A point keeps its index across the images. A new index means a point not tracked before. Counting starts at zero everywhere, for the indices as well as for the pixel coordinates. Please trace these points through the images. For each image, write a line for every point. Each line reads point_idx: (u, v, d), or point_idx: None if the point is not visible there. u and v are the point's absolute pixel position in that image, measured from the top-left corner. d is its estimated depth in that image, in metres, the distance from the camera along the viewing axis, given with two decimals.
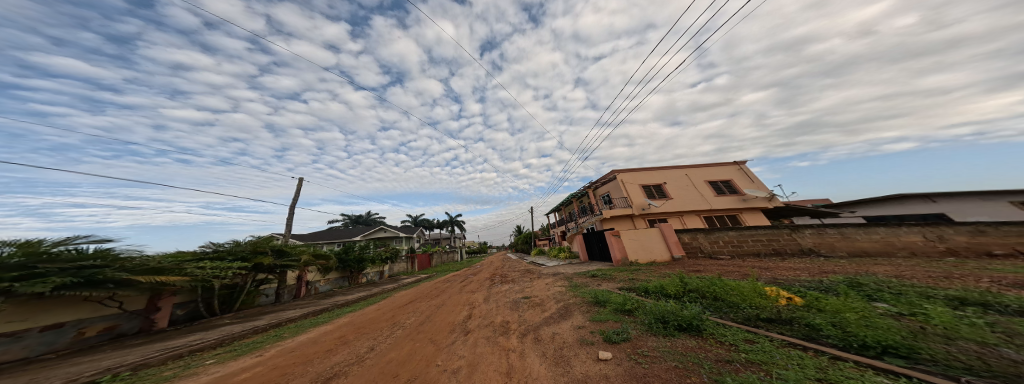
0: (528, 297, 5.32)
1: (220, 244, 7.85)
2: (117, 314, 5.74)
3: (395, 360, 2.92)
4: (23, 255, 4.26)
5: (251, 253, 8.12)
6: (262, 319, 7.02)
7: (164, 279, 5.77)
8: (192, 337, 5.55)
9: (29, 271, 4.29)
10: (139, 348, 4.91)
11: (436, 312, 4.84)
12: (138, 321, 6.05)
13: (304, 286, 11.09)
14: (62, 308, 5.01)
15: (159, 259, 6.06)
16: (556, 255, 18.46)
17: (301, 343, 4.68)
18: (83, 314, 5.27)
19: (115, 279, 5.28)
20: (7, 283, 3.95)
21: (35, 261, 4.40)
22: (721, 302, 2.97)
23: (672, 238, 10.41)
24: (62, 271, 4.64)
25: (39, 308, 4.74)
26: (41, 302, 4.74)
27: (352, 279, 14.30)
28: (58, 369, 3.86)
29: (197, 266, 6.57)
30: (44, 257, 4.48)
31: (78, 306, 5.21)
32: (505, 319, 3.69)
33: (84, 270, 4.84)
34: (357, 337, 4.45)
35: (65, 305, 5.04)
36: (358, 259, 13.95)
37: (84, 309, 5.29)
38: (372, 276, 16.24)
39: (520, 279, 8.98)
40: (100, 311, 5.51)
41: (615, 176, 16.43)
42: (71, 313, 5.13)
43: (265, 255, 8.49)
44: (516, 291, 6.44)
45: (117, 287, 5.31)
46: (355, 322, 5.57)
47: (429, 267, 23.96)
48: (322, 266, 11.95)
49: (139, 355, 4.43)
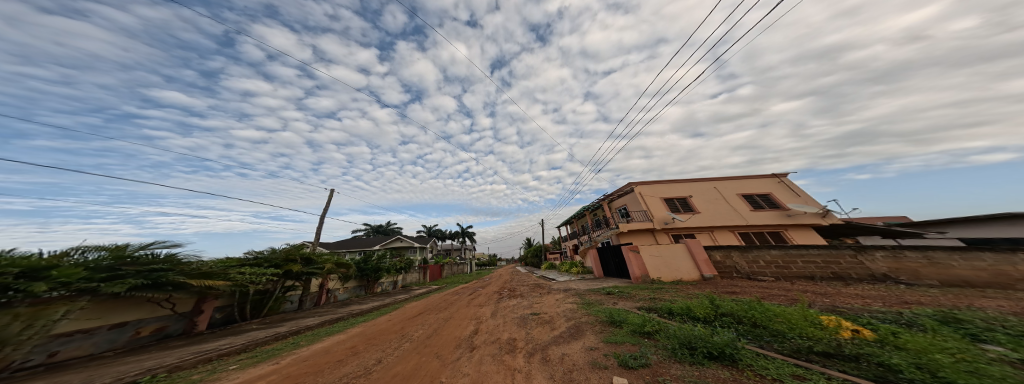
0: (537, 312, 5.13)
1: (260, 252, 8.72)
2: (169, 315, 6.48)
3: (400, 374, 2.86)
4: (109, 261, 5.05)
5: (284, 260, 8.86)
6: (284, 326, 7.38)
7: (211, 283, 6.41)
8: (222, 341, 5.97)
9: (113, 273, 5.07)
10: (178, 350, 5.37)
11: (446, 323, 4.87)
12: (182, 323, 6.75)
13: (324, 294, 11.67)
14: (130, 309, 5.79)
15: (210, 265, 6.73)
16: (568, 270, 17.49)
17: (313, 352, 4.79)
18: (143, 313, 6.03)
19: (174, 282, 5.97)
20: (92, 283, 4.67)
21: (120, 264, 5.22)
22: (763, 329, 2.52)
23: (701, 256, 9.35)
24: (138, 273, 5.40)
25: (112, 308, 5.49)
26: (113, 303, 5.50)
27: (368, 288, 14.73)
28: (110, 367, 4.30)
29: (239, 271, 7.23)
30: (124, 262, 5.25)
31: (142, 307, 5.99)
32: (512, 335, 3.48)
33: (154, 273, 5.59)
34: (367, 348, 4.46)
35: (130, 306, 5.80)
36: (375, 268, 14.42)
37: (144, 309, 6.03)
38: (386, 285, 16.64)
39: (529, 294, 8.59)
40: (156, 312, 6.26)
41: (633, 189, 15.68)
42: (135, 312, 5.87)
43: (297, 260, 9.27)
44: (524, 306, 6.20)
45: (173, 291, 5.99)
46: (365, 333, 5.62)
47: (440, 279, 23.96)
48: (343, 274, 12.55)
49: (176, 357, 4.84)
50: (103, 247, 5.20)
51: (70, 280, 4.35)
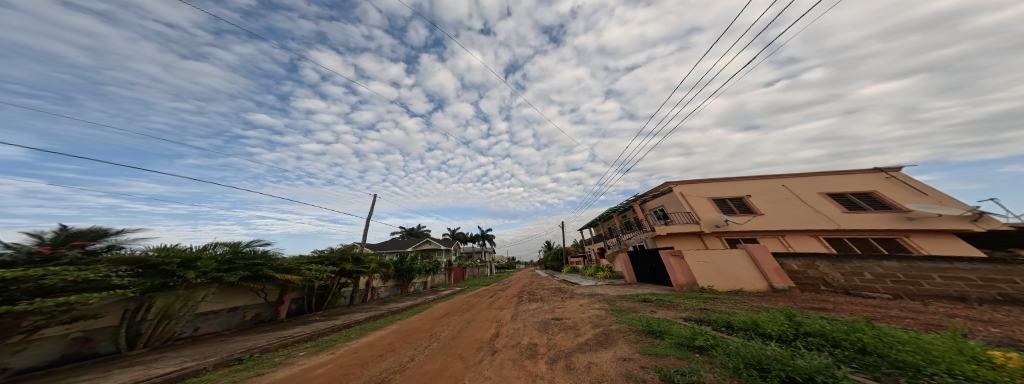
0: (559, 317, 4.77)
1: (323, 251, 10.28)
2: (263, 303, 8.01)
3: (428, 374, 2.91)
4: (228, 256, 6.53)
5: (340, 258, 10.27)
6: (339, 319, 8.38)
7: (290, 277, 7.74)
8: (296, 329, 7.08)
9: (231, 265, 6.49)
10: (268, 334, 6.58)
11: (469, 325, 4.87)
12: (271, 310, 8.27)
13: (369, 291, 12.97)
14: (241, 296, 7.35)
15: (290, 262, 8.15)
16: (594, 274, 16.15)
17: (361, 345, 5.31)
18: (249, 300, 7.59)
19: (267, 275, 7.38)
20: (220, 273, 6.06)
21: (236, 257, 6.73)
22: (881, 360, 1.84)
23: (769, 264, 7.59)
24: (247, 266, 6.87)
25: (229, 295, 7.04)
26: (230, 291, 7.05)
27: (404, 288, 15.89)
28: (226, 344, 5.45)
29: (308, 268, 8.57)
30: (238, 256, 6.74)
31: (248, 295, 7.53)
32: (533, 340, 3.29)
33: (256, 266, 7.02)
34: (401, 346, 4.72)
35: (240, 293, 7.35)
36: (408, 269, 15.55)
37: (249, 297, 7.58)
38: (418, 286, 17.70)
39: (552, 298, 8.10)
40: (257, 300, 7.80)
41: (671, 188, 13.88)
42: (243, 299, 7.43)
43: (350, 260, 10.65)
44: (546, 310, 5.83)
45: (266, 281, 7.44)
46: (401, 330, 6.00)
47: (464, 281, 24.57)
48: (384, 274, 13.81)
49: (266, 340, 5.88)
50: (227, 244, 6.80)
51: (207, 269, 5.72)
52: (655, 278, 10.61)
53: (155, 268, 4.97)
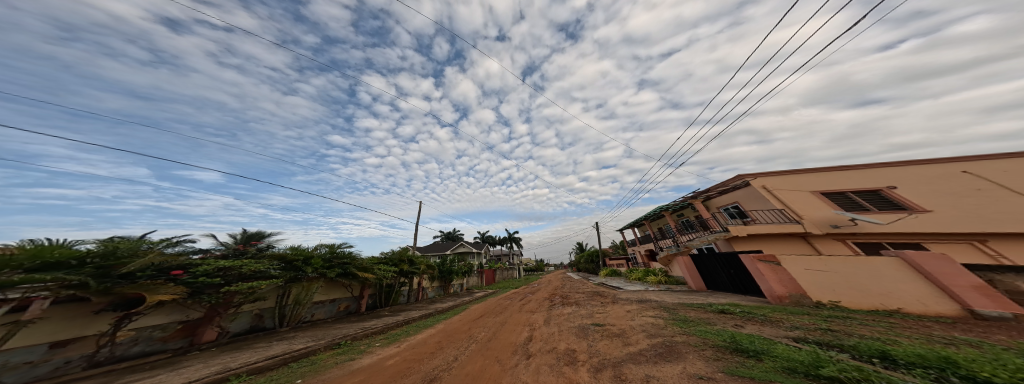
0: (598, 323, 4.20)
1: (386, 253, 11.86)
2: (351, 296, 9.76)
3: (469, 375, 2.91)
4: (329, 256, 8.00)
5: (399, 259, 11.72)
6: (400, 315, 9.50)
7: (368, 274, 9.06)
8: (375, 322, 8.24)
9: (332, 262, 8.12)
10: (355, 324, 7.91)
11: (504, 329, 4.70)
12: (357, 302, 9.99)
13: (420, 291, 14.31)
14: (337, 290, 9.15)
15: (367, 262, 9.60)
16: (640, 278, 14.36)
17: (417, 341, 5.84)
18: (342, 293, 9.37)
19: (352, 272, 8.82)
20: (325, 270, 7.67)
21: (335, 255, 8.30)
22: None
23: (951, 277, 5.19)
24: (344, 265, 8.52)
25: (332, 288, 8.95)
26: (332, 284, 8.96)
27: (446, 288, 17.01)
28: (331, 329, 6.91)
29: (379, 268, 9.85)
30: (334, 255, 8.16)
31: (342, 289, 9.34)
32: (571, 346, 2.98)
33: (347, 264, 8.42)
34: (445, 346, 4.95)
35: (336, 287, 9.14)
36: (449, 270, 16.64)
37: (342, 291, 9.36)
38: (456, 287, 18.73)
39: (593, 304, 7.29)
40: (348, 293, 9.61)
41: (750, 181, 11.21)
42: (338, 292, 9.21)
43: (406, 261, 12.05)
44: (584, 315, 5.26)
45: (352, 278, 8.96)
46: (446, 330, 6.31)
47: (496, 284, 24.93)
48: (430, 275, 15.06)
49: (354, 329, 7.10)
50: (327, 245, 8.58)
51: (318, 266, 7.39)
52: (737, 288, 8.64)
53: (289, 264, 6.76)
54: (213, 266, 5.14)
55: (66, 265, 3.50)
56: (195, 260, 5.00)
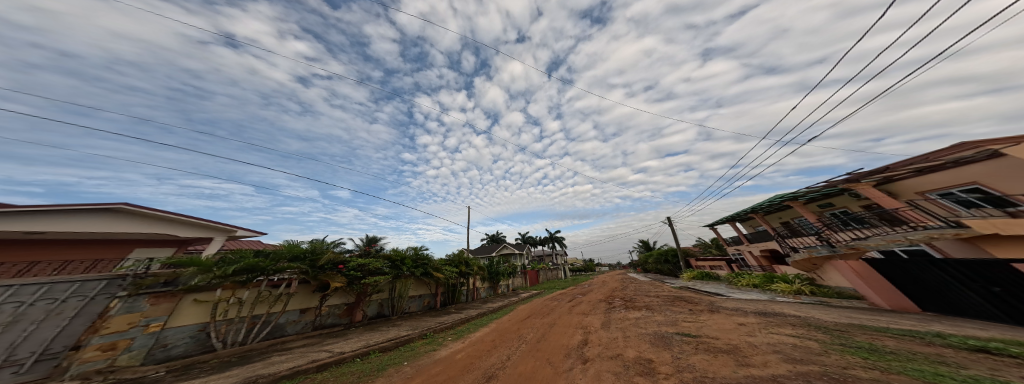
0: (685, 335, 4.06)
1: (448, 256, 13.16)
2: (429, 293, 11.80)
3: (523, 375, 3.09)
4: (415, 257, 10.22)
5: (458, 260, 12.88)
6: (462, 313, 10.45)
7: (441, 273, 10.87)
8: (453, 316, 10.10)
9: (420, 264, 10.27)
10: (436, 319, 9.82)
11: (563, 327, 4.92)
12: (435, 298, 12.03)
13: (475, 291, 14.75)
14: (422, 287, 11.46)
15: (439, 264, 11.47)
16: (754, 284, 13.00)
17: (477, 339, 6.78)
18: (426, 289, 11.64)
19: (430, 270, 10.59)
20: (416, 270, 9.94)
21: (422, 258, 10.50)
22: None
23: None
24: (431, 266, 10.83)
25: (422, 286, 11.46)
26: (422, 282, 11.42)
27: (494, 288, 17.26)
28: (424, 322, 9.24)
29: (447, 269, 11.53)
30: (420, 256, 10.31)
31: (427, 286, 11.69)
32: (641, 355, 3.00)
33: (428, 267, 10.47)
34: (499, 345, 5.31)
35: (422, 285, 11.49)
36: (497, 271, 16.67)
37: (427, 288, 11.69)
38: (504, 288, 19.02)
39: (660, 311, 7.00)
40: (430, 290, 11.83)
41: (997, 147, 6.28)
42: (424, 289, 11.52)
43: (465, 263, 13.21)
44: (662, 322, 5.15)
45: (429, 277, 10.86)
46: (498, 328, 6.86)
47: (540, 284, 25.29)
48: (482, 275, 15.33)
49: (438, 322, 9.20)
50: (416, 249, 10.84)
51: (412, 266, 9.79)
52: (941, 303, 6.32)
53: (394, 264, 9.26)
54: (358, 262, 7.72)
55: (300, 259, 6.46)
56: (346, 258, 7.53)
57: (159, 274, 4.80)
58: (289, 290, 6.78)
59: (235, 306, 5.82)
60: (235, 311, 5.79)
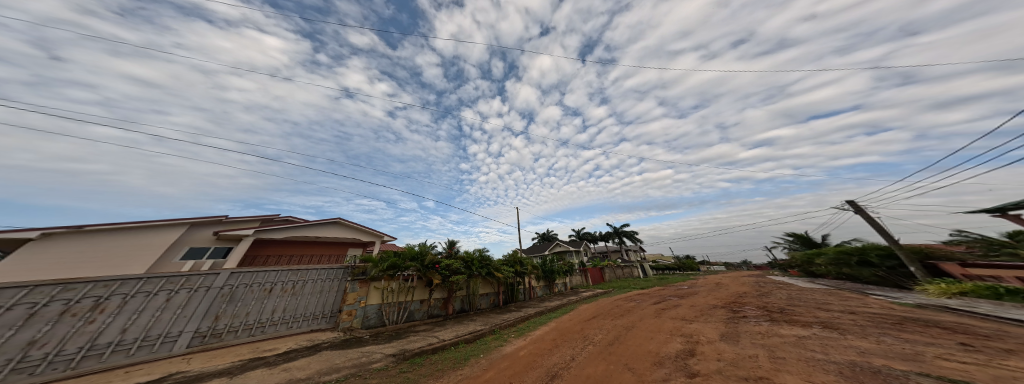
0: (959, 381, 1.69)
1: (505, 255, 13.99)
2: (493, 290, 12.59)
3: (594, 377, 2.91)
4: (480, 257, 11.33)
5: (513, 260, 13.52)
6: (522, 312, 10.81)
7: (500, 272, 11.65)
8: (527, 311, 10.85)
9: (486, 265, 11.38)
10: (503, 315, 10.57)
11: (653, 330, 4.43)
12: (498, 296, 12.73)
13: (532, 289, 14.95)
14: (488, 285, 12.40)
15: (500, 264, 12.36)
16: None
17: (539, 336, 6.90)
18: (490, 288, 12.50)
19: (492, 268, 11.55)
20: (485, 267, 11.28)
21: (486, 260, 11.55)
22: None
23: None
24: (495, 265, 11.98)
25: (492, 286, 12.56)
26: (490, 283, 12.42)
27: (551, 288, 16.91)
28: (498, 316, 10.36)
29: (505, 269, 12.35)
30: (483, 257, 11.42)
31: (492, 285, 12.59)
32: (774, 373, 2.33)
33: (493, 266, 11.67)
34: (560, 344, 5.28)
35: (489, 284, 12.43)
36: (552, 270, 16.53)
37: (492, 286, 12.58)
38: (561, 286, 18.49)
39: (851, 329, 4.29)
40: (492, 288, 12.56)
41: None
42: (490, 287, 12.45)
43: (519, 263, 13.76)
44: (822, 341, 3.54)
45: (491, 277, 11.74)
46: (559, 327, 6.85)
47: (605, 284, 23.52)
48: (537, 275, 15.41)
49: (518, 315, 10.30)
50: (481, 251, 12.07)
51: (485, 266, 11.28)
52: None
53: (475, 262, 10.94)
54: (446, 262, 9.67)
55: (411, 260, 8.94)
56: (439, 259, 9.58)
57: (364, 265, 8.55)
58: (414, 284, 9.07)
59: (393, 292, 8.68)
60: (391, 297, 8.54)
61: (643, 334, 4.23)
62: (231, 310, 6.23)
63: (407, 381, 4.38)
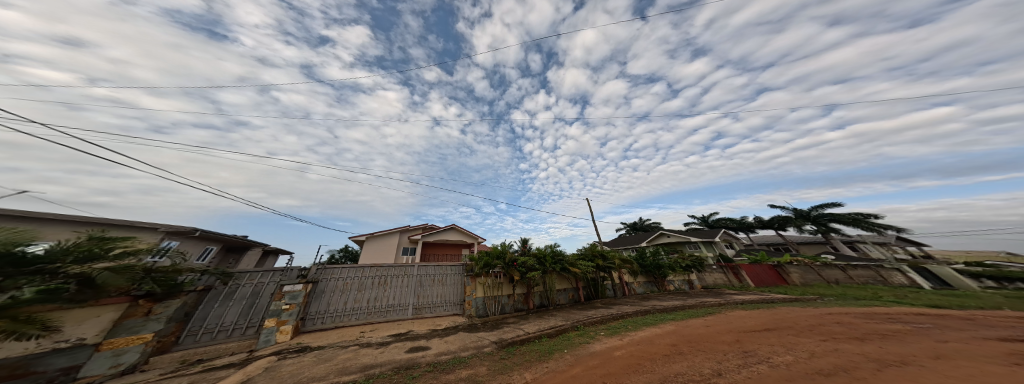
0: None
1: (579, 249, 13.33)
2: (570, 286, 12.15)
3: None
4: (552, 253, 11.22)
5: (592, 254, 12.63)
6: (613, 309, 9.86)
7: (577, 268, 11.01)
8: (630, 306, 9.79)
9: (564, 262, 11.17)
10: (594, 311, 10.08)
11: (860, 367, 2.77)
12: (578, 292, 12.15)
13: (625, 286, 13.40)
14: (565, 281, 12.08)
15: (575, 259, 11.83)
16: None
17: (642, 339, 5.96)
18: (569, 284, 12.16)
19: (565, 263, 11.24)
20: (561, 261, 11.13)
21: (560, 255, 11.36)
22: None
23: None
24: (571, 261, 11.54)
25: (568, 282, 12.14)
26: (564, 279, 12.03)
27: (659, 285, 14.35)
28: (584, 312, 10.06)
29: (581, 263, 11.63)
30: (556, 253, 11.28)
31: (570, 281, 12.19)
32: None
33: (566, 262, 11.23)
34: (691, 351, 4.39)
35: (565, 280, 12.07)
36: (655, 264, 14.15)
37: (569, 282, 12.17)
38: (680, 284, 15.22)
39: None
40: (569, 285, 12.14)
41: None
42: (568, 283, 12.14)
43: (600, 256, 12.62)
44: None
45: (568, 271, 11.35)
46: (680, 333, 5.64)
47: (776, 287, 15.90)
48: (631, 270, 13.64)
49: (626, 308, 9.58)
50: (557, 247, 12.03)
51: (563, 261, 11.15)
52: None
53: (558, 258, 11.17)
54: (525, 261, 10.15)
55: (496, 258, 10.05)
56: (516, 257, 10.24)
57: (472, 263, 10.21)
58: (501, 279, 10.07)
59: (490, 287, 9.98)
60: (489, 290, 9.87)
61: (941, 376, 2.51)
62: (423, 292, 9.23)
63: (506, 368, 4.73)
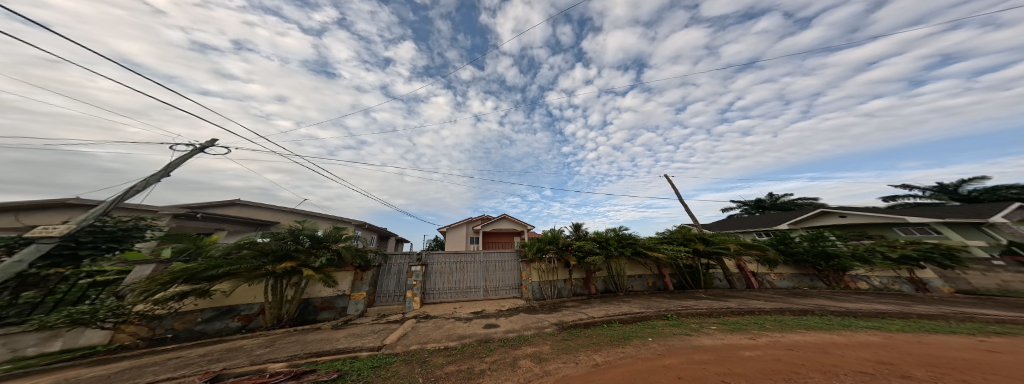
0: None
1: (663, 233, 11.93)
2: (653, 273, 11.20)
3: None
4: (618, 237, 10.30)
5: (684, 238, 11.05)
6: (728, 302, 8.50)
7: (657, 254, 9.88)
8: (737, 302, 8.43)
9: (644, 249, 10.24)
10: (702, 301, 8.95)
11: None
12: (661, 279, 11.16)
13: (750, 276, 11.30)
14: (640, 267, 11.16)
15: (648, 242, 10.69)
16: None
17: (792, 342, 4.79)
18: (648, 270, 11.21)
19: (639, 249, 10.19)
20: (631, 245, 10.14)
21: (631, 239, 10.33)
22: None
23: None
24: (644, 245, 10.46)
25: (638, 266, 11.11)
26: (635, 263, 11.06)
27: (829, 280, 11.49)
28: (684, 300, 9.18)
29: (664, 247, 10.31)
30: (621, 236, 10.28)
31: (642, 267, 11.17)
32: None
33: (629, 245, 10.15)
34: (907, 367, 2.82)
35: (637, 264, 11.12)
36: (817, 253, 11.07)
37: (641, 268, 11.16)
38: (884, 281, 11.25)
39: None
40: (649, 270, 11.19)
41: None
42: (643, 269, 11.17)
43: (696, 241, 10.89)
44: None
45: (644, 256, 10.36)
46: (892, 349, 3.96)
47: None
48: (761, 258, 11.32)
49: (720, 306, 8.15)
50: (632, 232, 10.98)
51: (632, 245, 10.12)
52: None
53: (624, 244, 10.18)
54: (578, 245, 9.61)
55: (550, 243, 9.98)
56: (570, 241, 9.81)
57: (524, 249, 10.52)
58: (556, 264, 10.02)
59: (544, 272, 10.10)
60: (543, 275, 10.00)
61: None
62: (490, 276, 10.02)
63: (572, 348, 4.66)
